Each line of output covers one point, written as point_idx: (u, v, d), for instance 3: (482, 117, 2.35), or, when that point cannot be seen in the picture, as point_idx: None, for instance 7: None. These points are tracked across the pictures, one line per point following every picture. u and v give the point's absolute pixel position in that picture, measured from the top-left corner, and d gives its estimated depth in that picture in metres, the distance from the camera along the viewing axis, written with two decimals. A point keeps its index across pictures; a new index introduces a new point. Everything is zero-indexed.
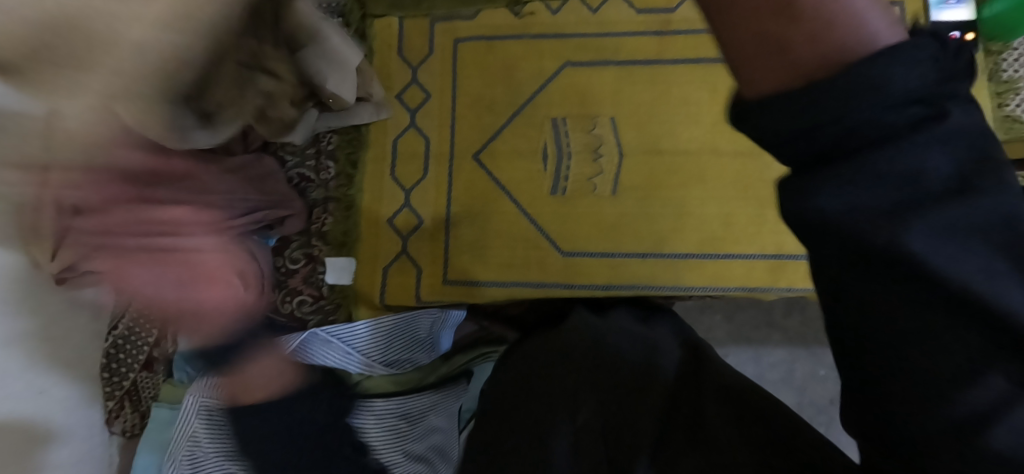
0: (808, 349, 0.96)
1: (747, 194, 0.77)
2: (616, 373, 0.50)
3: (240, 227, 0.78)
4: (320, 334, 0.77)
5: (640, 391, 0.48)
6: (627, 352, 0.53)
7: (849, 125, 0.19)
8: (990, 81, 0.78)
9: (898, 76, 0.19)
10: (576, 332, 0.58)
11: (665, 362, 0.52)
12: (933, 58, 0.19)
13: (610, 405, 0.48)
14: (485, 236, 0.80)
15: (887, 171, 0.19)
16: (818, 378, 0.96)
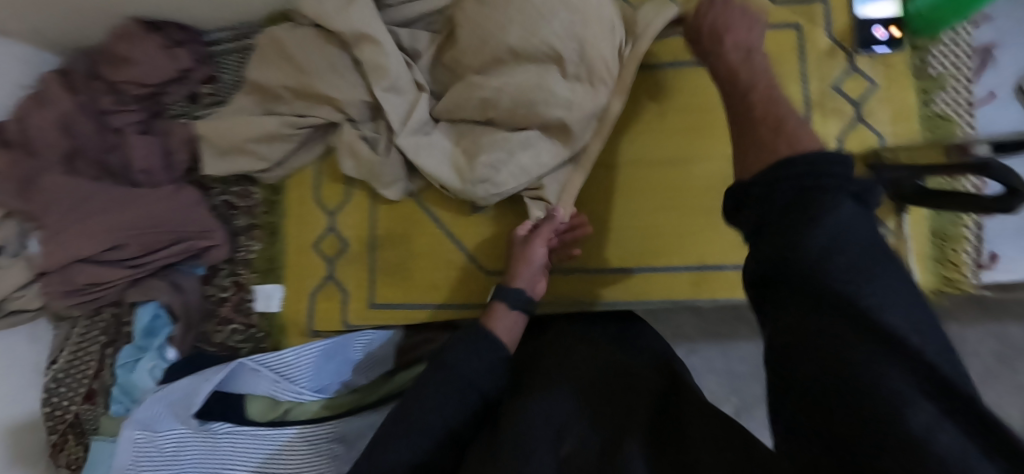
0: None
1: (671, 204, 0.76)
2: (613, 386, 0.58)
3: (166, 258, 0.79)
4: (249, 363, 0.76)
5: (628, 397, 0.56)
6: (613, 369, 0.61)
7: (825, 228, 0.34)
8: (917, 78, 0.76)
9: (840, 197, 0.36)
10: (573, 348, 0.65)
11: (644, 374, 0.59)
12: (850, 181, 0.37)
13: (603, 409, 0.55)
14: (410, 259, 0.80)
15: (858, 243, 0.34)
16: None
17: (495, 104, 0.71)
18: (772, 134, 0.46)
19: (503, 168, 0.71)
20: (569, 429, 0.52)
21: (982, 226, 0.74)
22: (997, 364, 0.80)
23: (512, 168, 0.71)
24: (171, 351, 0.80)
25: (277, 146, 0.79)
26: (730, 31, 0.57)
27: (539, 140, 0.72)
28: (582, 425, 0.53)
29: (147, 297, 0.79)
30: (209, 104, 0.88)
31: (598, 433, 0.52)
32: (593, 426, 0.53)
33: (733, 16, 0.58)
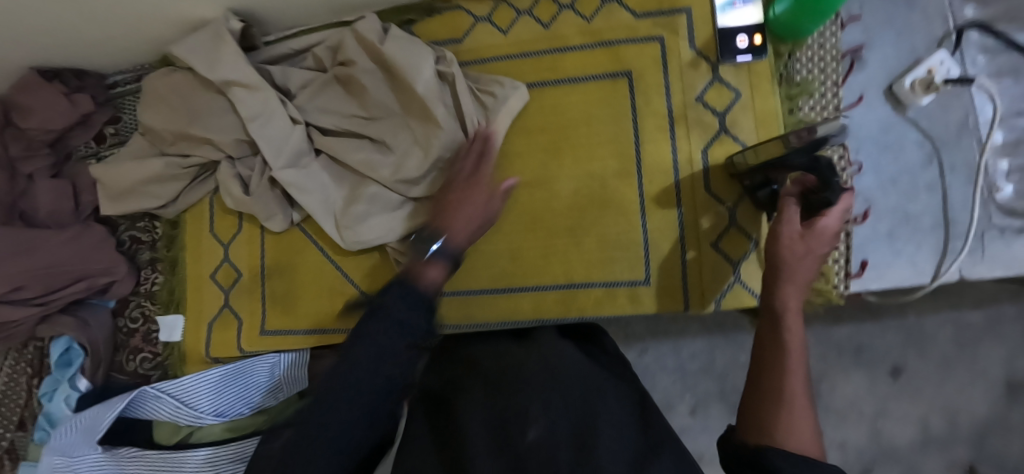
0: (726, 336, 0.93)
1: (534, 227, 0.78)
2: (594, 387, 0.55)
3: (70, 296, 0.84)
4: (150, 391, 0.81)
5: (607, 398, 0.54)
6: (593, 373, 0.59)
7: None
8: (782, 85, 0.75)
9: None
10: (537, 351, 0.61)
11: (613, 392, 0.56)
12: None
13: (580, 399, 0.52)
14: (295, 287, 0.83)
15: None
16: (739, 365, 0.93)
17: (371, 161, 0.77)
18: (790, 403, 0.45)
19: (371, 227, 0.76)
20: (533, 411, 0.49)
21: (851, 231, 0.72)
22: (954, 348, 0.85)
23: (377, 226, 0.76)
24: (81, 381, 0.84)
25: (167, 185, 0.83)
26: (798, 258, 0.54)
27: (408, 204, 0.78)
28: (558, 408, 0.50)
29: (55, 333, 0.84)
30: (113, 143, 0.92)
31: (573, 419, 0.49)
32: (568, 410, 0.50)
33: (820, 235, 0.54)
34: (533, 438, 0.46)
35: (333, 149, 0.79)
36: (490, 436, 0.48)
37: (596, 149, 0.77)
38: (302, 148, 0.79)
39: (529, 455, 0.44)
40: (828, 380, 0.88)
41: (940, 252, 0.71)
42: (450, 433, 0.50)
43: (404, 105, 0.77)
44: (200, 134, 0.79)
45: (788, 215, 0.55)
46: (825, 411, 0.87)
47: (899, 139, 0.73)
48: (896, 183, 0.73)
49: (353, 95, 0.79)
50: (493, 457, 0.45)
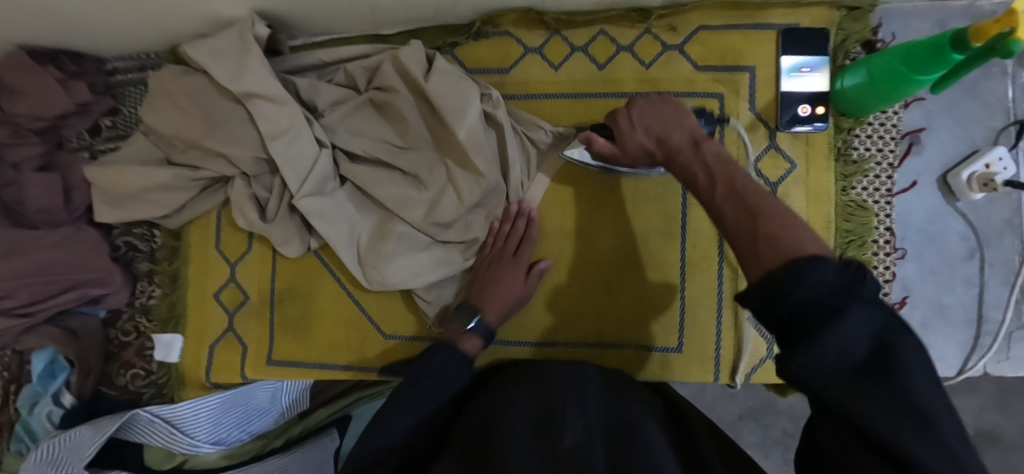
0: None
1: (566, 279, 0.75)
2: (624, 406, 0.57)
3: (58, 306, 0.77)
4: (144, 414, 0.76)
5: (644, 420, 0.55)
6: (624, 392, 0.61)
7: (802, 293, 0.35)
8: (838, 161, 0.72)
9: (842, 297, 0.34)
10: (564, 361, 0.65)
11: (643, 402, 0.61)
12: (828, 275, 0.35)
13: (622, 424, 0.53)
14: (308, 316, 0.79)
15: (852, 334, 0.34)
16: (727, 396, 0.98)
17: (405, 198, 0.72)
18: (750, 231, 0.44)
19: (396, 269, 0.71)
20: (571, 417, 0.51)
21: None
22: None
23: (405, 269, 0.71)
24: (66, 397, 0.80)
25: (172, 195, 0.75)
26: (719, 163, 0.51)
27: (438, 246, 0.74)
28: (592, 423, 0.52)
29: (42, 343, 0.78)
30: (111, 137, 0.85)
31: (610, 439, 0.51)
32: (606, 433, 0.52)
33: (647, 114, 0.60)
34: (571, 444, 0.47)
35: (361, 179, 0.72)
36: (525, 436, 0.49)
37: (638, 208, 0.74)
38: (329, 172, 0.72)
39: (571, 458, 0.46)
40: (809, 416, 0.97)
41: (969, 347, 0.72)
42: (486, 427, 0.52)
43: (443, 145, 0.72)
44: (215, 147, 0.72)
45: (635, 150, 0.60)
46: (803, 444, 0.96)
47: (945, 229, 0.72)
48: (935, 274, 0.73)
49: (389, 122, 0.73)
50: (531, 457, 0.46)
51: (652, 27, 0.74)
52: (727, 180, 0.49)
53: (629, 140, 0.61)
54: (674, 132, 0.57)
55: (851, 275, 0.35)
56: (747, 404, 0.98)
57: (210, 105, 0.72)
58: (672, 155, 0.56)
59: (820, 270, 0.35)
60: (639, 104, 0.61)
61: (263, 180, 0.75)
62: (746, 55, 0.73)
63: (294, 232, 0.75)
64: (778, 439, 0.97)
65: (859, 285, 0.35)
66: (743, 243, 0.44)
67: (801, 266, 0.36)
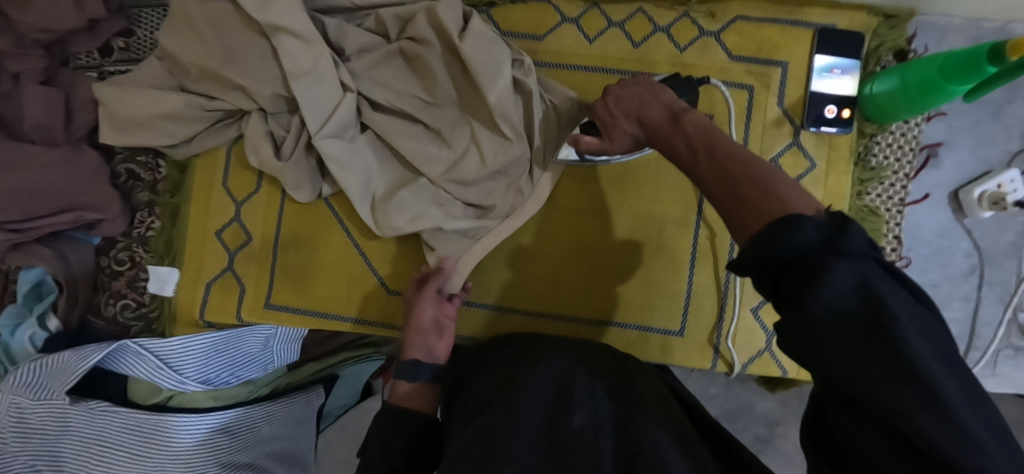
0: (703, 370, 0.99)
1: (576, 254, 0.75)
2: (634, 391, 0.55)
3: (53, 226, 0.75)
4: (132, 346, 0.75)
5: (646, 403, 0.53)
6: (621, 375, 0.58)
7: (792, 243, 0.35)
8: (857, 165, 0.73)
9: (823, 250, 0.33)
10: (574, 341, 0.64)
11: (652, 383, 0.58)
12: (814, 229, 0.35)
13: (631, 409, 0.52)
14: (311, 266, 0.77)
15: (838, 288, 0.32)
16: (707, 396, 0.99)
17: (425, 154, 0.71)
18: (735, 202, 0.42)
19: (410, 224, 0.70)
20: (578, 396, 0.52)
21: None
22: None
23: (417, 224, 0.70)
24: (53, 321, 0.77)
25: (183, 125, 0.73)
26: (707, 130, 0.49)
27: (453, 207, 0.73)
28: (601, 405, 0.52)
29: (29, 262, 0.75)
30: (121, 60, 0.81)
31: (619, 421, 0.51)
32: (614, 416, 0.52)
33: (625, 100, 0.58)
34: (579, 425, 0.49)
35: (383, 130, 0.71)
36: (533, 405, 0.50)
37: (657, 192, 0.74)
38: (351, 118, 0.70)
39: (579, 439, 0.48)
40: (782, 425, 0.98)
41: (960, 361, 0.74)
42: (492, 395, 0.53)
43: (470, 106, 0.71)
44: (234, 79, 0.70)
45: (620, 138, 0.58)
46: (774, 450, 0.98)
47: (950, 244, 0.74)
48: (936, 287, 0.75)
49: (417, 76, 0.72)
50: (538, 428, 0.48)
51: (692, 11, 0.73)
52: (707, 148, 0.47)
53: (615, 131, 0.58)
54: (652, 110, 0.55)
55: (832, 230, 0.34)
56: (724, 406, 0.98)
57: (232, 36, 0.70)
58: (655, 135, 0.53)
59: (800, 229, 0.35)
60: (616, 91, 0.59)
61: (280, 121, 0.73)
62: (780, 50, 0.73)
63: (308, 175, 0.73)
64: (750, 442, 0.98)
65: (840, 238, 0.33)
66: (726, 210, 0.43)
67: (789, 224, 0.35)
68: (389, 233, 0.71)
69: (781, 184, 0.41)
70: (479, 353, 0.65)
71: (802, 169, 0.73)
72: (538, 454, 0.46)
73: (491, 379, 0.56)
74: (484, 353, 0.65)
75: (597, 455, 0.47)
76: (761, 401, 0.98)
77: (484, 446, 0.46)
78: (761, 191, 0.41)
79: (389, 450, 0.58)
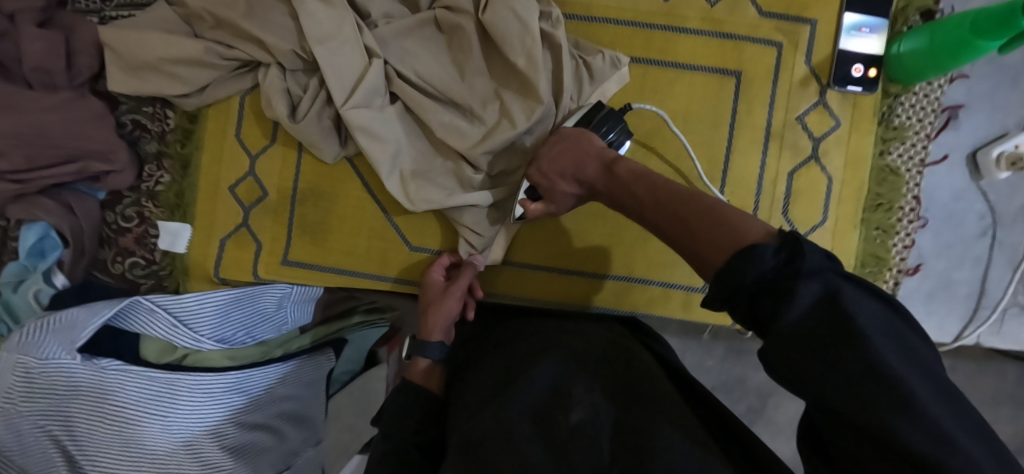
0: (701, 341, 1.01)
1: (599, 212, 0.74)
2: (642, 378, 0.52)
3: (55, 178, 0.71)
4: (144, 303, 0.72)
5: (649, 396, 0.49)
6: (614, 357, 0.56)
7: (758, 271, 0.37)
8: (880, 125, 0.74)
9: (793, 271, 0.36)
10: (561, 330, 0.61)
11: (652, 366, 0.56)
12: (774, 255, 0.37)
13: (634, 414, 0.47)
14: (328, 219, 0.75)
15: (803, 302, 0.34)
16: (703, 368, 1.01)
17: (456, 128, 0.69)
18: (690, 238, 0.44)
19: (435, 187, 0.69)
20: (577, 392, 0.48)
21: (898, 281, 0.76)
22: None
23: (441, 190, 0.70)
24: (58, 278, 0.74)
25: (196, 71, 0.69)
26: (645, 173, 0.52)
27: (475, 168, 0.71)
28: (600, 399, 0.48)
29: (31, 216, 0.72)
30: (124, 4, 0.76)
31: (620, 418, 0.46)
32: (619, 412, 0.47)
33: (556, 160, 0.60)
34: (576, 422, 0.45)
35: (413, 99, 0.68)
36: (532, 401, 0.47)
37: (684, 149, 0.73)
38: (379, 87, 0.67)
39: (575, 439, 0.44)
40: (775, 396, 1.01)
41: (967, 318, 0.77)
42: (488, 395, 0.51)
43: (501, 77, 0.70)
44: (252, 24, 0.66)
45: (563, 199, 0.60)
46: (766, 421, 1.01)
47: (964, 207, 0.76)
48: (949, 248, 0.76)
49: (443, 37, 0.70)
50: (532, 422, 0.45)
51: None
52: (653, 190, 0.50)
53: (556, 192, 0.60)
54: (586, 166, 0.57)
55: (789, 253, 0.36)
56: (720, 378, 1.01)
57: None
58: (597, 190, 0.56)
59: (760, 259, 0.37)
60: (544, 155, 0.62)
61: (298, 82, 0.70)
62: (811, 8, 0.72)
63: (328, 136, 0.70)
64: (743, 413, 1.01)
65: (799, 260, 0.35)
66: (687, 248, 0.44)
67: (746, 256, 0.37)
68: (413, 207, 0.69)
69: (728, 212, 0.43)
70: (479, 359, 0.63)
71: (827, 128, 0.73)
72: (538, 450, 0.43)
73: (483, 381, 0.55)
74: (485, 358, 0.62)
75: (591, 459, 0.42)
76: (756, 373, 1.01)
77: (480, 440, 0.44)
78: (706, 224, 0.43)
79: (398, 431, 0.54)
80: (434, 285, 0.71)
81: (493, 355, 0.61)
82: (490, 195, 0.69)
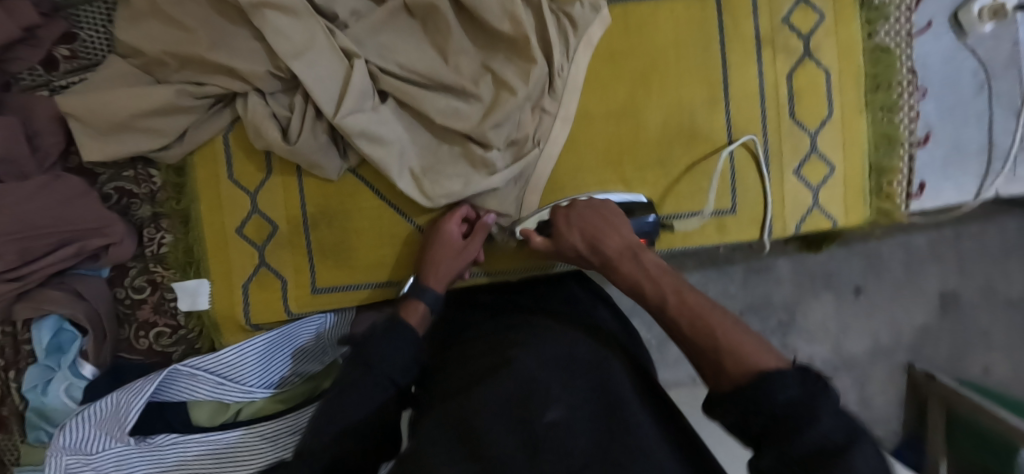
0: (717, 269, 1.10)
1: (617, 160, 0.73)
2: (617, 379, 0.50)
3: (53, 266, 0.67)
4: (183, 369, 0.68)
5: (627, 401, 0.47)
6: (592, 353, 0.53)
7: (775, 393, 0.37)
8: (862, 9, 0.74)
9: (817, 408, 0.35)
10: (537, 325, 0.58)
11: (620, 365, 0.53)
12: (799, 381, 0.37)
13: (611, 422, 0.45)
14: (348, 236, 0.72)
15: (818, 429, 0.34)
16: (727, 294, 1.11)
17: (455, 111, 0.66)
18: (704, 345, 0.45)
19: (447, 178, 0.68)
20: (554, 391, 0.45)
21: (914, 155, 0.77)
22: (901, 271, 1.13)
23: (453, 178, 0.69)
24: (86, 367, 0.71)
25: (173, 118, 0.65)
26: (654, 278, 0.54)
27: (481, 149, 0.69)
28: (577, 400, 0.46)
29: (41, 312, 0.68)
30: (75, 70, 0.71)
31: (597, 423, 0.44)
32: (598, 415, 0.45)
33: (582, 218, 0.63)
34: (551, 422, 0.42)
35: (404, 92, 0.66)
36: (506, 393, 0.45)
37: (681, 78, 0.72)
38: (367, 88, 0.65)
39: (550, 438, 0.41)
40: (801, 304, 1.13)
41: (984, 174, 0.79)
42: (464, 385, 0.49)
43: (485, 50, 0.68)
44: (217, 56, 0.62)
45: (563, 247, 0.63)
46: (799, 330, 1.13)
47: (955, 68, 0.77)
48: (952, 111, 0.78)
49: (418, 25, 0.67)
50: (507, 418, 0.43)
51: None
52: (676, 289, 0.51)
53: (562, 241, 0.63)
54: (610, 240, 0.60)
55: (811, 384, 0.37)
56: (746, 301, 1.11)
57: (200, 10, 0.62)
58: (607, 262, 0.59)
59: (784, 384, 0.37)
60: (577, 208, 0.64)
61: (280, 103, 0.66)
62: None
63: (325, 153, 0.66)
64: (776, 327, 1.12)
65: (819, 397, 0.36)
66: (702, 351, 0.45)
67: (769, 379, 0.38)
68: (429, 202, 0.68)
69: (750, 341, 0.43)
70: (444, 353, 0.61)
71: (812, 23, 0.73)
72: (511, 444, 0.41)
73: (453, 377, 0.53)
74: (456, 349, 0.60)
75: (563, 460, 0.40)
76: (777, 287, 1.12)
77: (457, 435, 0.43)
78: (727, 338, 0.44)
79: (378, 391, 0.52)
80: (447, 239, 0.68)
81: (474, 344, 0.58)
82: (506, 172, 0.68)
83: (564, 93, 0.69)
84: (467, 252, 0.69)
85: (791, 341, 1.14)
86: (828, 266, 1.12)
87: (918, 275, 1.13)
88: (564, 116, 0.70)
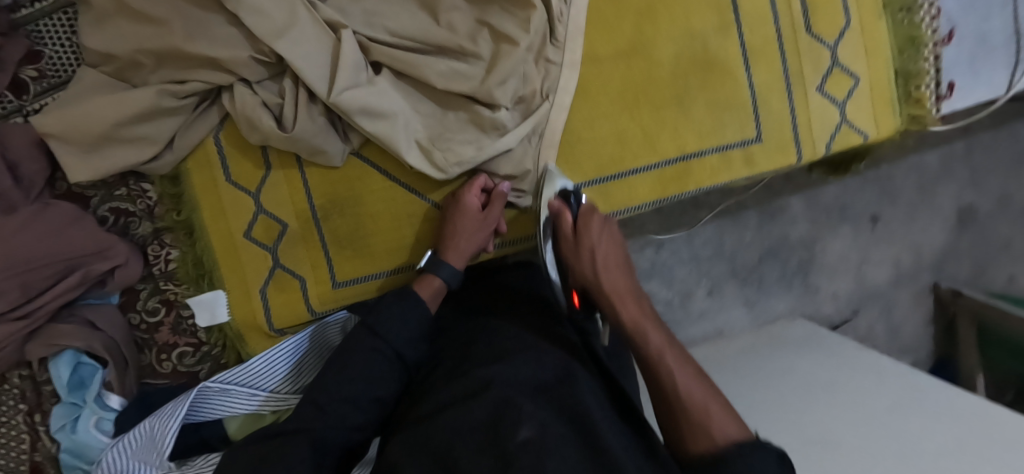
0: (732, 219, 1.05)
1: (633, 102, 0.68)
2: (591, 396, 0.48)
3: (61, 297, 0.64)
4: (214, 386, 0.65)
5: (600, 418, 0.45)
6: (565, 373, 0.51)
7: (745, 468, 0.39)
8: None
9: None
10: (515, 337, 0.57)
11: (592, 383, 0.51)
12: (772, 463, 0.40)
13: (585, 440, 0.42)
14: (362, 223, 0.69)
15: None
16: (744, 242, 1.07)
17: (457, 73, 0.62)
18: (668, 409, 0.48)
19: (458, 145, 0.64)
20: (526, 408, 0.43)
21: (939, 55, 0.73)
22: (913, 191, 1.14)
23: (464, 144, 0.65)
24: (113, 398, 0.68)
25: (158, 124, 0.61)
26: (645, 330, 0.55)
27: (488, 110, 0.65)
28: (549, 416, 0.44)
29: (56, 349, 0.65)
30: (47, 89, 0.67)
31: (571, 438, 0.42)
32: (571, 432, 0.43)
33: (604, 246, 0.63)
34: (524, 438, 0.40)
35: (400, 59, 0.61)
36: (477, 418, 0.43)
37: (689, 6, 0.68)
38: (360, 60, 0.60)
39: (522, 455, 0.38)
40: (820, 241, 1.11)
41: (1013, 65, 0.76)
42: (443, 405, 0.48)
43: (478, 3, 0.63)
44: (195, 47, 0.57)
45: (576, 265, 0.63)
46: (820, 267, 1.12)
47: None
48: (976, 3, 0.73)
49: None
50: (480, 440, 0.41)
51: None
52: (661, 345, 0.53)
53: (575, 264, 0.63)
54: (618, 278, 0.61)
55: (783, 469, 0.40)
56: (764, 245, 1.08)
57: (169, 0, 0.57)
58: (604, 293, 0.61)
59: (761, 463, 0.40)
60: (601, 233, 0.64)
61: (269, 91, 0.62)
62: None
63: (326, 137, 0.62)
64: (797, 267, 1.11)
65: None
66: (667, 403, 0.48)
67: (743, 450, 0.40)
68: (444, 174, 0.64)
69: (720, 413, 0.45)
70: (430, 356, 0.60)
71: None
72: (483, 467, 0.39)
73: (438, 388, 0.52)
74: (438, 358, 0.59)
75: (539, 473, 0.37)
76: (794, 227, 1.09)
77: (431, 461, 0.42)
78: (697, 402, 0.47)
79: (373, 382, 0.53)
80: (468, 210, 0.65)
81: (449, 356, 0.57)
82: (519, 129, 0.64)
83: (568, 39, 0.65)
84: (485, 225, 0.66)
85: (814, 280, 1.12)
86: (843, 198, 1.10)
87: (933, 195, 1.15)
88: (571, 63, 0.66)
